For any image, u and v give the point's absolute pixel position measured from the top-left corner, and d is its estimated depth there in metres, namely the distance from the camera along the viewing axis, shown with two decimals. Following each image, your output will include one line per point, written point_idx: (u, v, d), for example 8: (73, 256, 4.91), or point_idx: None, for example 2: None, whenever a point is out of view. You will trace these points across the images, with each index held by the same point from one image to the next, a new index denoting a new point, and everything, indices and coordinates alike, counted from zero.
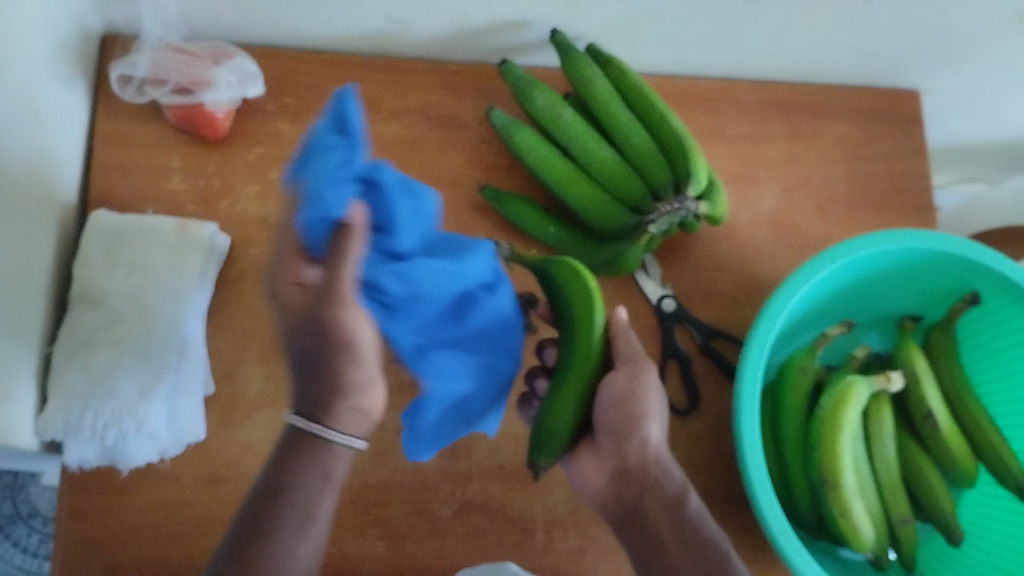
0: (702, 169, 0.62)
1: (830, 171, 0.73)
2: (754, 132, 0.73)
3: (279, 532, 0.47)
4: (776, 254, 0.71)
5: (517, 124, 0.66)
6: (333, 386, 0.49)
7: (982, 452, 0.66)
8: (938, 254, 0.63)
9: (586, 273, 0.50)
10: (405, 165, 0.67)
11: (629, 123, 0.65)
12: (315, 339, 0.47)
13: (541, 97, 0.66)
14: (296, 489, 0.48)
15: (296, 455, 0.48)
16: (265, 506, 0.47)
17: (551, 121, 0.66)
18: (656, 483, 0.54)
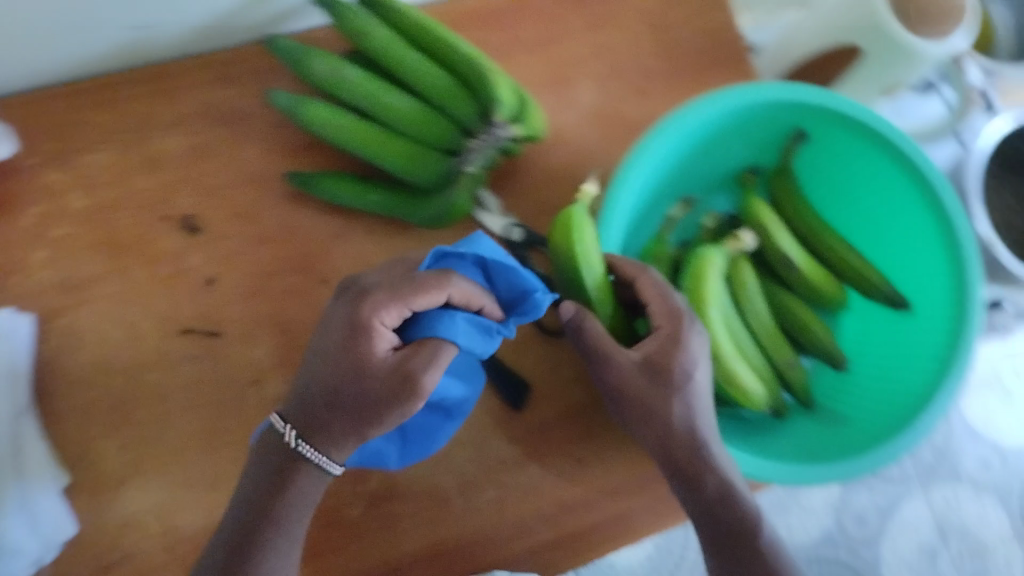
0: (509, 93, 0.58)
1: (640, 47, 0.71)
2: (554, 30, 0.69)
3: (264, 544, 0.49)
4: (609, 149, 0.69)
5: (302, 99, 0.60)
6: (360, 416, 0.46)
7: (846, 275, 0.67)
8: (757, 105, 0.62)
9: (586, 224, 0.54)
10: (200, 178, 0.62)
11: (419, 63, 0.60)
12: (358, 365, 0.46)
13: (319, 64, 0.59)
14: (282, 503, 0.49)
15: (284, 480, 0.49)
16: (250, 521, 0.49)
17: (338, 85, 0.60)
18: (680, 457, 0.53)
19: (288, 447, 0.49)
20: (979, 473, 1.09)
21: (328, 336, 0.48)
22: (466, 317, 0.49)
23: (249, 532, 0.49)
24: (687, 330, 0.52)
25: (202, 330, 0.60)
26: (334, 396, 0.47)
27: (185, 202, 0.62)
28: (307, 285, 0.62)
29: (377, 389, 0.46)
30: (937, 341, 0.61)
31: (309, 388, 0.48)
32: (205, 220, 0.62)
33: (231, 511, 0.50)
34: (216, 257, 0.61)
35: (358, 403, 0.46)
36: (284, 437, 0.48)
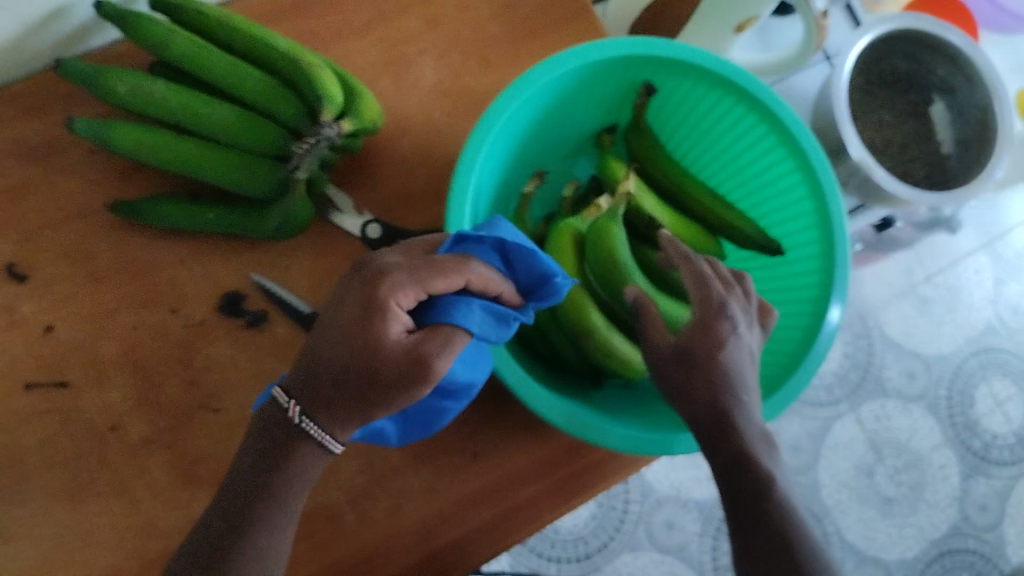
0: (332, 86, 0.55)
1: (477, 14, 0.68)
2: (384, 9, 0.66)
3: (256, 529, 0.45)
4: (459, 126, 0.66)
5: (109, 123, 0.56)
6: (365, 399, 0.43)
7: (714, 226, 0.66)
8: (598, 64, 0.59)
9: (572, 260, 0.59)
10: (21, 219, 0.58)
11: (231, 68, 0.56)
12: (370, 344, 0.42)
13: (121, 84, 0.55)
14: (278, 485, 0.46)
15: (281, 458, 0.46)
16: (243, 503, 0.46)
17: (146, 102, 0.56)
18: (714, 415, 0.48)
19: (291, 421, 0.45)
20: (904, 384, 1.08)
21: (341, 308, 0.44)
22: (483, 304, 0.45)
23: (244, 514, 0.46)
24: (717, 316, 0.50)
25: (48, 381, 0.57)
26: (341, 375, 0.43)
27: (8, 247, 0.58)
28: (157, 315, 0.59)
29: (384, 372, 0.42)
30: (811, 283, 0.60)
31: (319, 360, 0.44)
32: (32, 264, 0.58)
33: (225, 494, 0.47)
34: (50, 302, 0.58)
35: (370, 385, 0.43)
36: (288, 412, 0.45)
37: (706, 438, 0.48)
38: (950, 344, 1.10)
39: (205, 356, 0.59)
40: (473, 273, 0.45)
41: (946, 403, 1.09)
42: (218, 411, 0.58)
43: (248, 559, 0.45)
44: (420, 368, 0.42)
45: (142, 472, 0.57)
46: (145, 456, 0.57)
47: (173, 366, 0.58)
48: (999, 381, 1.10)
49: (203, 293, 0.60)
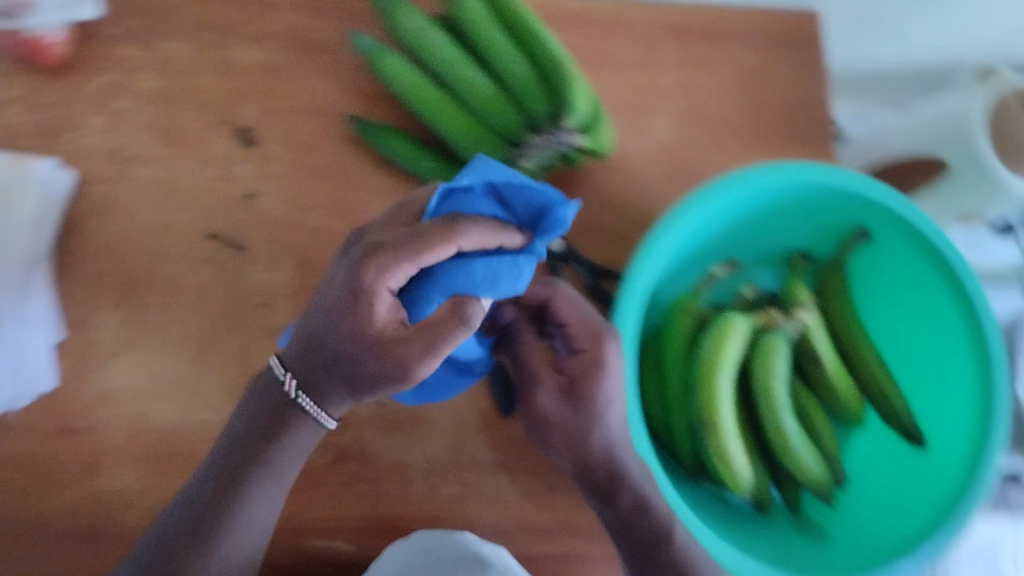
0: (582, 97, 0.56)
1: (731, 99, 0.69)
2: (650, 57, 0.68)
3: (246, 498, 0.50)
4: (670, 190, 0.67)
5: (383, 50, 0.60)
6: (357, 385, 0.45)
7: (868, 388, 0.65)
8: (827, 189, 0.60)
9: (727, 344, 0.58)
10: (269, 94, 0.62)
11: (503, 44, 0.59)
12: (365, 322, 0.43)
13: (407, 20, 0.60)
14: (268, 453, 0.49)
15: (277, 428, 0.49)
16: (222, 483, 0.49)
17: (421, 45, 0.60)
18: (627, 491, 0.51)
19: (286, 395, 0.48)
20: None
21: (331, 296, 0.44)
22: (484, 258, 0.44)
23: (225, 490, 0.49)
24: (607, 337, 0.51)
25: (228, 240, 0.60)
26: (334, 358, 0.45)
27: (249, 112, 0.61)
28: (340, 228, 0.61)
29: (385, 353, 0.43)
30: (941, 485, 0.58)
31: (314, 343, 0.46)
32: (262, 134, 0.61)
33: (200, 482, 0.50)
34: (260, 174, 0.61)
35: (364, 376, 0.44)
36: (284, 387, 0.48)
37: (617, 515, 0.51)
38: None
39: None
40: (473, 235, 0.43)
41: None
42: None
43: (230, 523, 0.49)
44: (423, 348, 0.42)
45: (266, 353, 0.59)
46: (273, 342, 0.59)
47: None
48: None
49: None
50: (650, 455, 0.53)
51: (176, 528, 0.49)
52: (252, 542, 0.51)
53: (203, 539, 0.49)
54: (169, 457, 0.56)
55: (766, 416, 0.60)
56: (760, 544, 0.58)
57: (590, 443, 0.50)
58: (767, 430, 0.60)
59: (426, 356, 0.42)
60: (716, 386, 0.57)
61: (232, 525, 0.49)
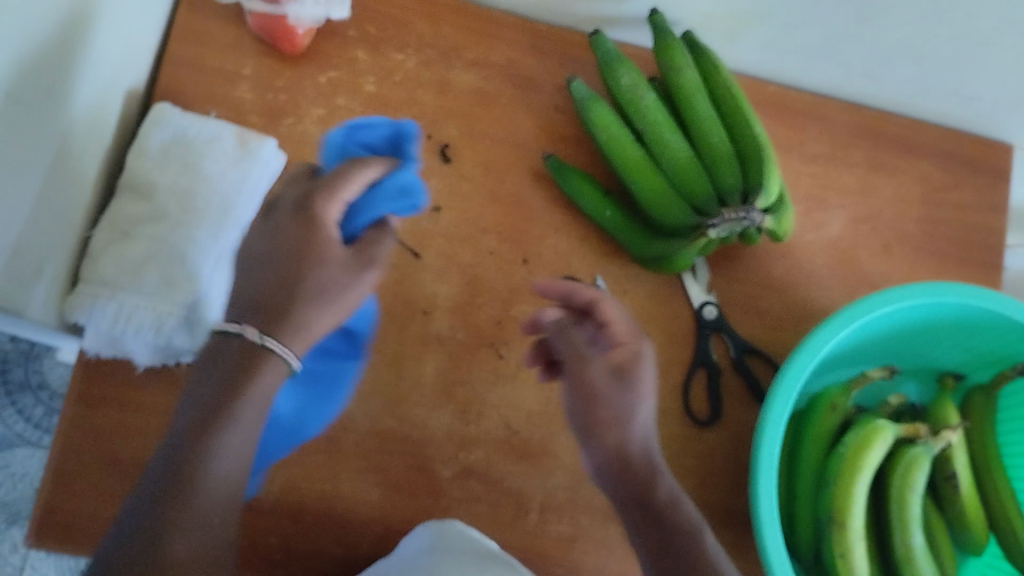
0: (775, 182, 0.59)
1: (904, 211, 0.71)
2: (835, 155, 0.70)
3: (218, 456, 0.39)
4: (831, 284, 0.69)
5: (595, 98, 0.63)
6: (278, 317, 0.43)
7: (998, 526, 0.63)
8: (1002, 318, 0.60)
9: (871, 448, 0.58)
10: (474, 118, 0.66)
11: (710, 121, 0.62)
12: (300, 248, 0.45)
13: (626, 76, 0.63)
14: (242, 403, 0.40)
15: (247, 371, 0.41)
16: (180, 459, 0.39)
17: (631, 102, 0.63)
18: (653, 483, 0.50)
19: (250, 345, 0.42)
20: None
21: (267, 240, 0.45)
22: (393, 185, 0.50)
23: (188, 468, 0.39)
24: (637, 337, 0.53)
25: (407, 245, 0.63)
26: (262, 297, 0.44)
27: (451, 133, 0.66)
28: (511, 257, 0.65)
29: (309, 269, 0.45)
30: None
31: (244, 292, 0.44)
32: (459, 155, 0.65)
33: (146, 482, 0.39)
34: (449, 191, 0.65)
35: (291, 304, 0.43)
36: (243, 339, 0.42)
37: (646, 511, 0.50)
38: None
39: (520, 310, 0.64)
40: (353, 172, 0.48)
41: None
42: (502, 358, 0.63)
43: (207, 491, 0.39)
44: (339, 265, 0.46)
45: (419, 359, 0.62)
46: (427, 349, 0.62)
47: (496, 301, 0.64)
48: None
49: (554, 266, 0.65)
50: (772, 524, 0.56)
51: (136, 526, 0.38)
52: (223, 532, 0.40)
53: (170, 521, 0.38)
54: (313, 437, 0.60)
55: (896, 526, 0.59)
56: None
57: (633, 423, 0.51)
58: (893, 540, 0.59)
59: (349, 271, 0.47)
60: (854, 487, 0.57)
61: (201, 492, 0.38)
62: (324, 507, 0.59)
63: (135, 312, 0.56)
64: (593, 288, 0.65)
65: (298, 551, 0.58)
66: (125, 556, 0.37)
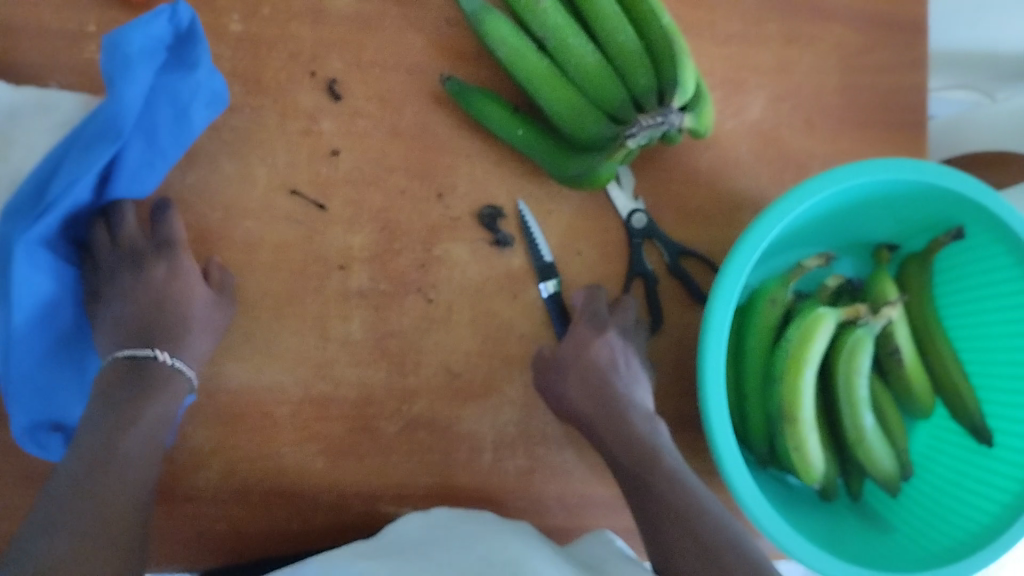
0: (689, 75, 0.55)
1: (823, 81, 0.68)
2: (749, 31, 0.67)
3: (127, 434, 0.47)
4: (758, 169, 0.66)
5: (488, 8, 0.58)
6: (167, 333, 0.52)
7: (942, 386, 0.64)
8: (933, 187, 0.58)
9: (814, 338, 0.57)
10: (359, 46, 0.60)
11: (615, 19, 0.57)
12: (161, 284, 0.53)
13: None
14: (149, 403, 0.49)
15: (143, 375, 0.50)
16: (103, 434, 0.46)
17: (528, 9, 0.58)
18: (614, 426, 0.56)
19: (148, 359, 0.51)
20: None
21: (155, 286, 0.53)
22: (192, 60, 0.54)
23: (98, 465, 0.45)
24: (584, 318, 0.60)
25: (309, 197, 0.59)
26: (156, 320, 0.52)
27: (336, 66, 0.60)
28: (424, 193, 0.60)
29: (185, 313, 0.53)
30: (1005, 489, 0.59)
31: (159, 310, 0.53)
32: (348, 90, 0.60)
33: (61, 477, 0.44)
34: (345, 131, 0.60)
35: (181, 326, 0.53)
36: (157, 359, 0.51)
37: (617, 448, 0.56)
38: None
39: (442, 249, 0.60)
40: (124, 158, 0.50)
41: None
42: (431, 302, 0.60)
43: (130, 453, 0.46)
44: (209, 300, 0.54)
45: (343, 318, 0.58)
46: (350, 304, 0.59)
47: (415, 241, 0.60)
48: None
49: (470, 194, 0.61)
50: (726, 435, 0.54)
51: (74, 483, 0.44)
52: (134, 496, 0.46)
53: (98, 483, 0.44)
54: (242, 417, 0.57)
55: (845, 409, 0.59)
56: (819, 530, 0.58)
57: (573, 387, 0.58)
58: (845, 422, 0.59)
59: (218, 303, 0.55)
60: (802, 378, 0.57)
61: (113, 474, 0.45)
62: (270, 485, 0.57)
63: None
64: (515, 212, 0.62)
65: (251, 532, 0.57)
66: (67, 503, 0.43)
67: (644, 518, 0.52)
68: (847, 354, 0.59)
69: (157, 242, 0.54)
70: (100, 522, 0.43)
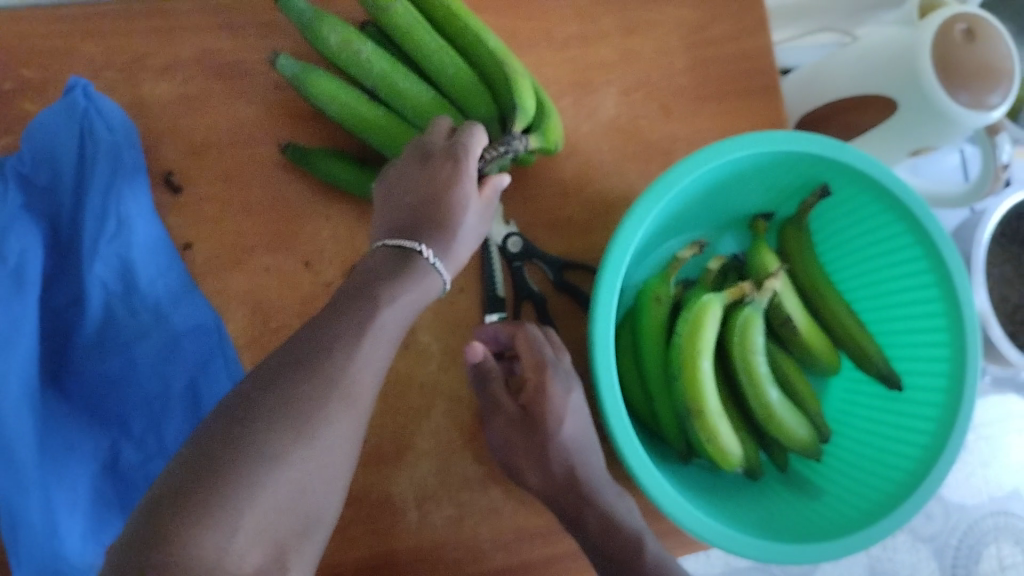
0: (529, 95, 0.54)
1: (669, 65, 0.67)
2: (584, 30, 0.66)
3: (379, 306, 0.44)
4: (623, 167, 0.66)
5: (309, 68, 0.56)
6: (431, 232, 0.49)
7: (843, 342, 0.65)
8: (788, 154, 0.59)
9: (704, 327, 0.57)
10: (190, 131, 0.58)
11: (440, 52, 0.56)
12: (438, 174, 0.50)
13: (333, 34, 0.56)
14: (398, 284, 0.45)
15: (401, 261, 0.47)
16: (341, 308, 0.44)
17: (351, 60, 0.56)
18: (588, 508, 0.54)
19: (419, 254, 0.47)
20: (920, 524, 0.97)
21: (408, 183, 0.50)
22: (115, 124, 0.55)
23: (338, 334, 0.42)
24: (550, 378, 0.55)
25: None
26: (422, 221, 0.49)
27: (171, 157, 0.58)
28: (290, 265, 0.57)
29: (454, 220, 0.49)
30: (924, 431, 0.59)
31: (419, 209, 0.49)
32: (188, 178, 0.57)
33: (295, 341, 0.43)
34: (193, 222, 0.57)
35: (443, 231, 0.49)
36: (421, 252, 0.48)
37: (592, 529, 0.54)
38: (977, 496, 0.98)
39: None
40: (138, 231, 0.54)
41: (953, 553, 0.97)
42: None
43: (372, 317, 0.44)
44: (478, 213, 0.51)
45: None
46: None
47: None
48: (1010, 547, 0.97)
49: None
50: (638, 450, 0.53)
51: (300, 351, 0.42)
52: (371, 388, 0.43)
53: (322, 359, 0.41)
54: None
55: (749, 388, 0.59)
56: (752, 514, 0.58)
57: (546, 457, 0.56)
58: (751, 402, 0.60)
59: (481, 219, 0.52)
60: (701, 369, 0.57)
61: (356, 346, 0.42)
62: None
63: None
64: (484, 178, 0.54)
65: None
66: (289, 367, 0.41)
67: None
68: (742, 334, 0.59)
69: (416, 146, 0.51)
70: (310, 392, 0.40)
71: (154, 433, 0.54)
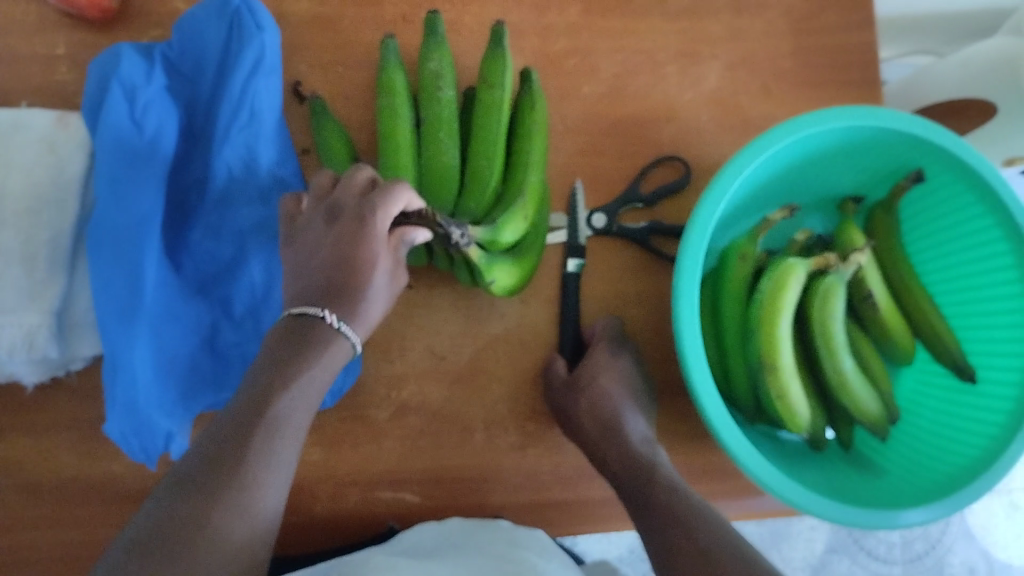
0: (507, 231, 0.53)
1: (775, 46, 0.69)
2: (697, 4, 0.69)
3: (283, 395, 0.44)
4: (719, 136, 0.68)
5: (396, 67, 0.58)
6: (340, 307, 0.48)
7: (920, 330, 0.65)
8: (887, 133, 0.60)
9: (787, 289, 0.58)
10: (320, 49, 0.62)
11: (497, 146, 0.57)
12: (344, 234, 0.50)
13: (435, 63, 0.58)
14: (302, 371, 0.45)
15: (304, 341, 0.47)
16: (245, 405, 0.44)
17: (428, 91, 0.58)
18: (619, 446, 0.55)
19: (326, 324, 0.47)
20: None
21: (318, 252, 0.50)
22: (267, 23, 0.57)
23: (242, 431, 0.42)
24: (607, 349, 0.60)
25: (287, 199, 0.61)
26: (330, 288, 0.49)
27: (301, 69, 0.62)
28: None
29: (363, 281, 0.49)
30: (994, 420, 0.59)
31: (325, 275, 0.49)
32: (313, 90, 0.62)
33: (191, 459, 0.42)
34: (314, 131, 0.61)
35: (348, 300, 0.49)
36: (324, 319, 0.47)
37: (617, 454, 0.54)
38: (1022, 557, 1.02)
39: None
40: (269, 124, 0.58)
41: None
42: (410, 289, 0.63)
43: (278, 414, 0.44)
44: (387, 272, 0.50)
45: None
46: None
47: None
48: None
49: None
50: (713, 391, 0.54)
51: (206, 454, 0.42)
52: (280, 479, 0.43)
53: (225, 461, 0.41)
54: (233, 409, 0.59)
55: (824, 354, 0.60)
56: (814, 479, 0.58)
57: (592, 404, 0.57)
58: (825, 368, 0.61)
59: (394, 271, 0.51)
60: (777, 329, 0.58)
61: (259, 440, 0.42)
62: None
63: (37, 332, 0.53)
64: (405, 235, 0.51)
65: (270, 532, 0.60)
66: (193, 478, 0.41)
67: (642, 513, 0.50)
68: (822, 301, 0.60)
69: (328, 204, 0.51)
70: (213, 501, 0.40)
71: (252, 317, 0.58)
